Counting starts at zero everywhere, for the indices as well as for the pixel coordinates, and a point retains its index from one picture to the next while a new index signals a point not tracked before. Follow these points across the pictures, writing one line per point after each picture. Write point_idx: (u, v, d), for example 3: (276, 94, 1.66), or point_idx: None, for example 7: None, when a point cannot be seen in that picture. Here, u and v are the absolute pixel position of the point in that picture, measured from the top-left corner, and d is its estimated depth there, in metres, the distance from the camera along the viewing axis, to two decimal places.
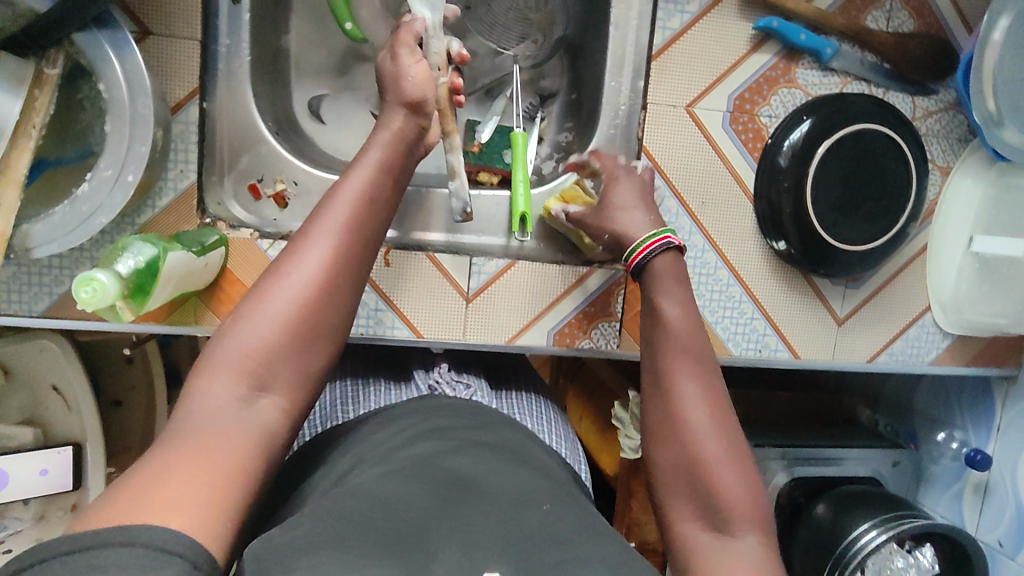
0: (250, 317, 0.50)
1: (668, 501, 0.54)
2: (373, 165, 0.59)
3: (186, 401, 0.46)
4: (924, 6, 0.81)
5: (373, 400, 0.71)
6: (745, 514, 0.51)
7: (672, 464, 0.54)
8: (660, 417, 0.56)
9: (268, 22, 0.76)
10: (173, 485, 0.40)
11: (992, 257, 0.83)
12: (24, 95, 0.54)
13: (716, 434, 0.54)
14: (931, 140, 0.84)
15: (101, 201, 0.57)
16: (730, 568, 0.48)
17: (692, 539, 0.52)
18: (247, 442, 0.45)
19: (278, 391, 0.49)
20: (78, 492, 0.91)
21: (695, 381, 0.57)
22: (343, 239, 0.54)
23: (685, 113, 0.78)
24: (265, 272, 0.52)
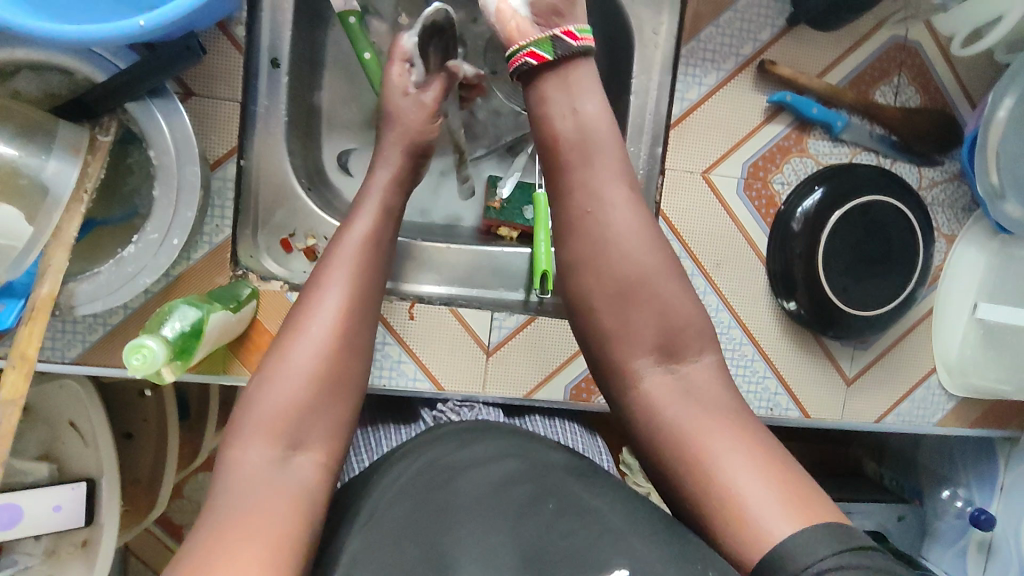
0: (275, 377, 0.53)
1: (624, 333, 0.57)
2: (370, 210, 0.63)
3: (223, 472, 0.49)
4: (931, 82, 0.84)
5: (386, 443, 0.70)
6: (696, 333, 0.57)
7: (606, 285, 0.57)
8: (596, 262, 0.57)
9: (304, 80, 0.79)
10: (222, 560, 0.42)
11: (994, 325, 0.85)
12: (79, 163, 0.57)
13: (642, 238, 0.57)
14: (937, 209, 0.87)
15: (146, 263, 0.60)
16: (690, 406, 0.53)
17: (648, 378, 0.56)
18: (289, 498, 0.47)
19: (311, 447, 0.51)
20: (91, 528, 0.89)
21: (629, 210, 0.57)
22: (351, 288, 0.58)
23: (701, 179, 0.81)
24: (284, 329, 0.55)
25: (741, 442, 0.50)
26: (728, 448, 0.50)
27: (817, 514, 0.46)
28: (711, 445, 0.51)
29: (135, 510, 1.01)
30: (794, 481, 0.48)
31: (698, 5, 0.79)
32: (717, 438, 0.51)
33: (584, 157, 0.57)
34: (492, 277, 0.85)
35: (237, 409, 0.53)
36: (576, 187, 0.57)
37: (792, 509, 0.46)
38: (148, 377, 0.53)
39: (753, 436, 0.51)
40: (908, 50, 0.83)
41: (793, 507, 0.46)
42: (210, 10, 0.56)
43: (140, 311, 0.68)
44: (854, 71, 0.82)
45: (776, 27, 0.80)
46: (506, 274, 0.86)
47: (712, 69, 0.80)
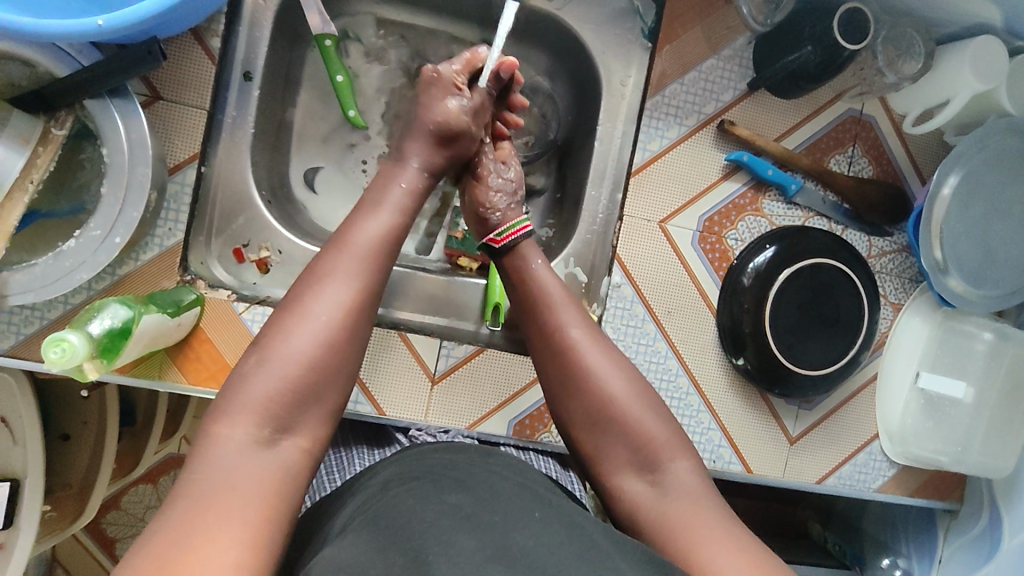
0: (271, 361, 0.51)
1: (603, 453, 0.59)
2: (386, 205, 0.62)
3: (203, 444, 0.47)
4: (884, 155, 0.88)
5: (358, 463, 0.72)
6: (672, 449, 0.58)
7: (584, 414, 0.59)
8: (576, 386, 0.60)
9: (276, 96, 0.81)
10: (202, 540, 0.41)
11: (935, 394, 0.87)
12: (28, 153, 0.58)
13: (615, 370, 0.60)
14: (885, 278, 0.89)
15: (84, 259, 0.60)
16: (674, 508, 0.54)
17: (629, 486, 0.57)
18: (271, 481, 0.46)
19: (300, 432, 0.50)
20: (8, 531, 0.84)
21: (598, 347, 0.61)
22: (359, 281, 0.56)
23: (658, 228, 0.83)
24: (287, 311, 0.53)
25: (723, 534, 0.51)
26: (709, 534, 0.51)
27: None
28: (697, 536, 0.51)
29: (62, 517, 0.97)
30: (768, 571, 0.48)
31: (664, 64, 0.83)
32: (704, 530, 0.52)
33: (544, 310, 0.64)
34: (445, 306, 0.86)
35: (226, 382, 0.51)
36: (544, 329, 0.63)
37: None
38: (68, 373, 0.53)
39: (732, 531, 0.52)
40: (863, 124, 0.87)
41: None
42: (174, 20, 0.59)
43: (78, 308, 0.67)
44: (810, 139, 0.86)
45: (737, 90, 0.84)
46: (461, 305, 0.85)
47: (674, 124, 0.83)
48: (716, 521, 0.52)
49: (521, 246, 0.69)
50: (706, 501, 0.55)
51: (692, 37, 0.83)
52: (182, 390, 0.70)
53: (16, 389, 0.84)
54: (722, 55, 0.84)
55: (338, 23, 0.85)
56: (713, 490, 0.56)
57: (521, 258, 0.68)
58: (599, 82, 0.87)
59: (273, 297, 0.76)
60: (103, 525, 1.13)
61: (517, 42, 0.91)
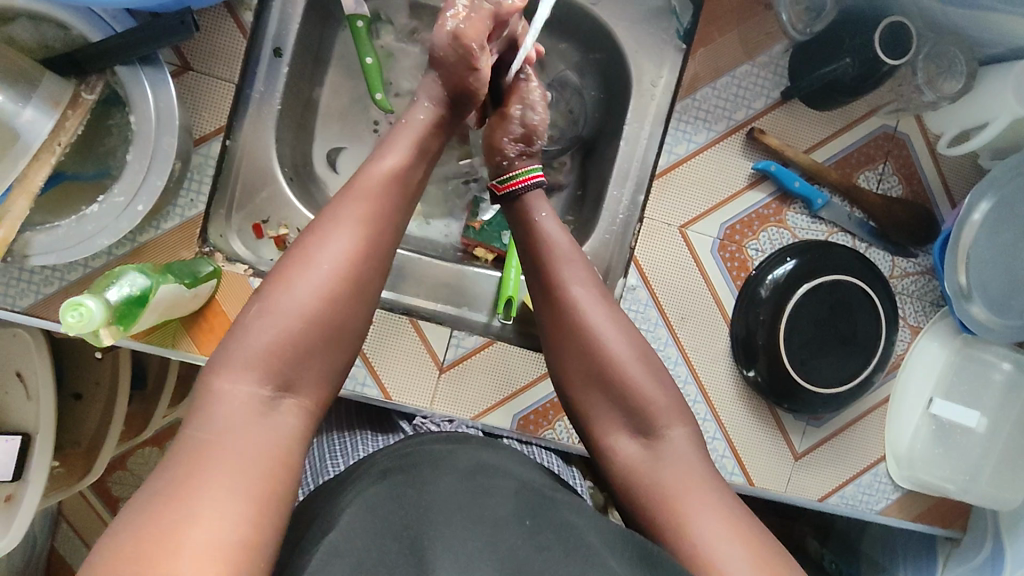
0: (273, 309, 0.50)
1: (599, 412, 0.59)
2: (406, 147, 0.60)
3: (205, 403, 0.46)
4: (914, 175, 0.86)
5: (361, 448, 0.72)
6: (669, 415, 0.58)
7: (584, 370, 0.59)
8: (575, 348, 0.60)
9: (304, 74, 0.81)
10: (202, 514, 0.40)
11: (947, 421, 0.86)
12: (57, 116, 0.59)
13: (616, 334, 0.60)
14: (905, 299, 0.88)
15: (106, 225, 0.60)
16: (667, 473, 0.55)
17: (623, 449, 0.57)
18: (274, 450, 0.45)
19: (301, 392, 0.49)
20: (17, 483, 0.86)
21: (599, 306, 0.60)
22: (361, 232, 0.53)
23: (678, 233, 0.82)
24: (289, 259, 0.52)
25: (716, 505, 0.52)
26: (703, 502, 0.52)
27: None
28: (687, 507, 0.52)
29: (69, 473, 0.99)
30: (760, 546, 0.50)
31: (697, 66, 0.81)
32: (695, 501, 0.52)
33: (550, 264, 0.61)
34: (458, 296, 0.86)
35: (230, 332, 0.50)
36: (547, 283, 0.62)
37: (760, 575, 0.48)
38: (85, 337, 0.54)
39: (724, 501, 0.53)
40: (895, 142, 0.86)
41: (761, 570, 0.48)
42: None
43: (97, 272, 0.68)
44: (840, 153, 0.85)
45: (771, 98, 0.83)
46: (474, 296, 0.85)
47: (703, 128, 0.82)
48: (708, 487, 0.54)
49: (526, 195, 0.65)
50: (700, 469, 0.55)
51: (728, 42, 0.82)
52: (193, 360, 0.70)
53: (32, 346, 0.86)
54: (757, 61, 0.82)
55: (370, 4, 0.84)
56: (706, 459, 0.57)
57: (522, 210, 0.65)
58: (629, 80, 0.86)
59: None
60: (108, 484, 1.15)
61: (549, 34, 0.90)
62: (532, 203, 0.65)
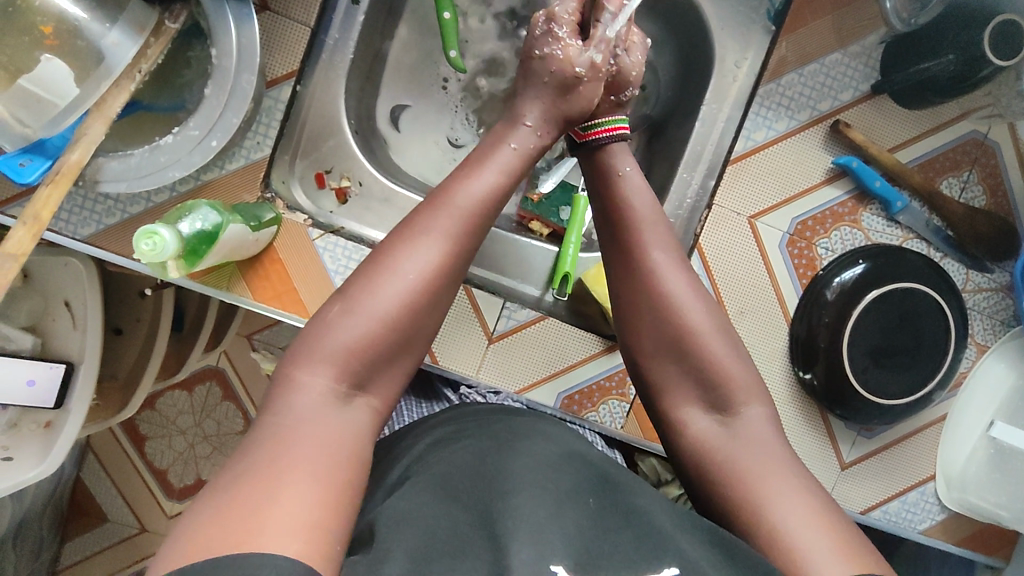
0: (356, 312, 0.49)
1: (673, 382, 0.58)
2: (497, 164, 0.58)
3: (283, 393, 0.46)
4: (1000, 186, 0.82)
5: (406, 416, 0.73)
6: (746, 392, 0.56)
7: (661, 336, 0.58)
8: (652, 314, 0.58)
9: (378, 25, 0.79)
10: (281, 494, 0.40)
11: (1006, 446, 0.83)
12: (141, 41, 0.58)
13: (699, 310, 0.58)
14: (975, 316, 0.84)
15: (179, 157, 0.59)
16: (743, 450, 0.53)
17: (695, 422, 0.57)
18: (349, 441, 0.45)
19: (372, 391, 0.49)
20: (58, 411, 0.87)
21: (679, 274, 0.59)
22: (450, 244, 0.52)
23: (747, 223, 0.79)
24: (377, 262, 0.51)
25: (794, 488, 0.50)
26: (781, 481, 0.50)
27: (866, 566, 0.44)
28: (763, 486, 0.50)
29: (106, 405, 1.00)
30: (844, 534, 0.47)
31: (785, 49, 0.78)
32: (770, 480, 0.50)
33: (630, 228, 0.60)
34: (513, 267, 0.84)
35: (308, 327, 0.49)
36: (628, 246, 0.60)
37: (843, 556, 0.45)
38: (153, 266, 0.53)
39: (803, 483, 0.51)
40: (985, 149, 0.81)
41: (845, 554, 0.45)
42: None
43: (161, 207, 0.67)
44: (925, 155, 0.80)
45: (859, 90, 0.79)
46: (528, 269, 0.84)
47: (785, 116, 0.79)
48: (786, 467, 0.52)
49: (611, 145, 0.66)
50: (776, 450, 0.53)
51: (821, 27, 0.78)
52: (246, 305, 0.70)
53: (85, 276, 0.86)
54: (849, 50, 0.78)
55: None
56: (782, 439, 0.55)
57: (607, 163, 0.65)
58: (710, 60, 0.82)
59: (346, 229, 0.76)
60: (137, 421, 1.17)
61: None
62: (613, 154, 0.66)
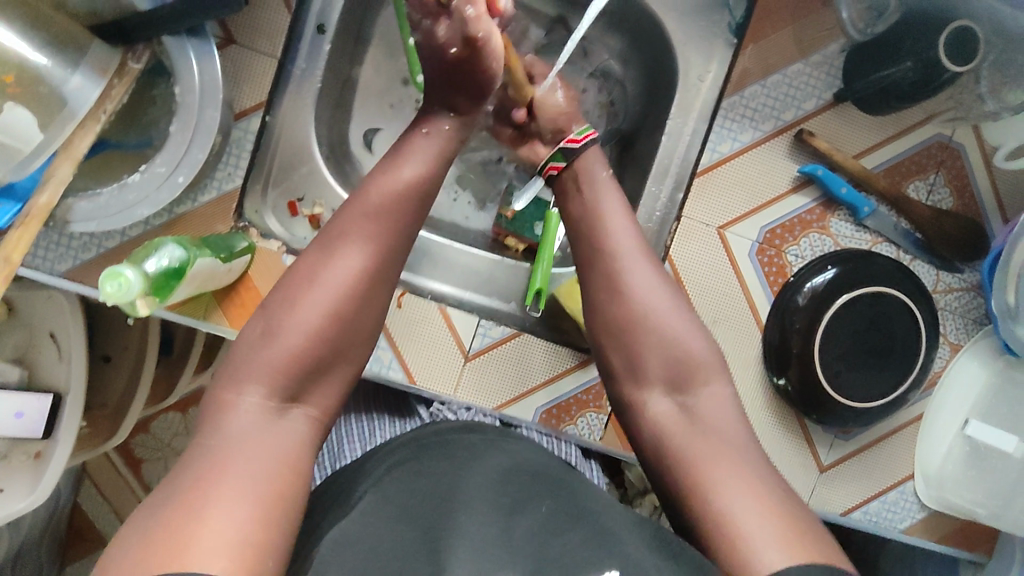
0: (284, 321, 0.53)
1: (634, 367, 0.59)
2: (423, 154, 0.62)
3: (218, 412, 0.49)
4: (967, 188, 0.83)
5: (378, 434, 0.72)
6: (708, 373, 0.58)
7: (623, 321, 0.60)
8: (616, 300, 0.61)
9: (346, 52, 0.81)
10: (212, 510, 0.42)
11: (982, 445, 0.84)
12: (104, 83, 0.59)
13: (662, 295, 0.60)
14: (947, 316, 0.85)
15: (148, 195, 0.61)
16: (698, 434, 0.55)
17: (655, 406, 0.58)
18: (285, 452, 0.48)
19: (309, 401, 0.53)
20: (46, 442, 0.87)
21: (643, 263, 0.62)
22: (373, 248, 0.56)
23: (716, 234, 0.80)
24: (301, 278, 0.55)
25: (744, 473, 0.51)
26: (736, 463, 0.52)
27: (807, 550, 0.46)
28: (711, 473, 0.51)
29: (95, 433, 1.00)
30: (789, 520, 0.48)
31: (747, 61, 0.79)
32: (719, 465, 0.52)
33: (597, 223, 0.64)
34: (488, 285, 0.85)
35: (237, 346, 0.53)
36: (596, 240, 0.63)
37: (784, 543, 0.46)
38: (122, 309, 0.53)
39: (756, 469, 0.52)
40: (949, 152, 0.82)
41: (786, 539, 0.46)
42: None
43: (135, 241, 0.68)
44: (891, 160, 0.82)
45: (822, 99, 0.80)
46: (503, 286, 0.85)
47: (749, 127, 0.80)
48: (742, 450, 0.53)
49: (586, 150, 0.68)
50: (735, 433, 0.55)
51: (781, 38, 0.79)
52: (221, 333, 0.70)
53: (67, 308, 0.87)
54: (810, 60, 0.79)
55: None
56: (742, 421, 0.57)
57: (581, 165, 0.68)
58: (675, 73, 0.83)
59: None
60: (131, 446, 1.18)
61: (597, 26, 0.89)
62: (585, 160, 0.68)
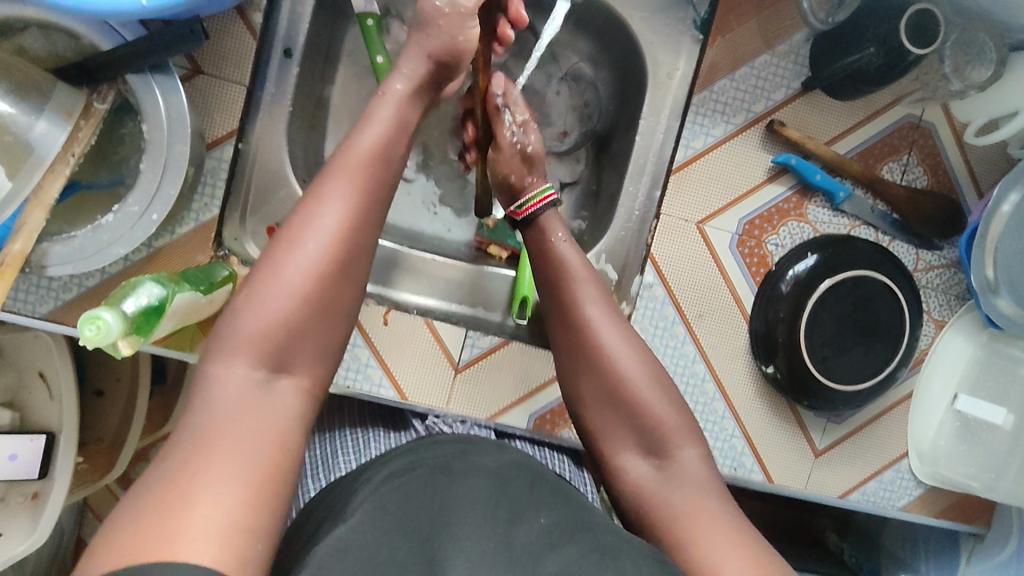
0: (267, 289, 0.51)
1: (609, 433, 0.59)
2: (383, 120, 0.61)
3: (202, 386, 0.48)
4: (940, 165, 0.84)
5: (373, 446, 0.72)
6: (680, 435, 0.58)
7: (596, 389, 0.60)
8: (587, 367, 0.60)
9: (316, 73, 0.80)
10: (201, 495, 0.41)
11: (972, 418, 0.84)
12: (70, 126, 0.59)
13: (632, 358, 0.60)
14: (930, 293, 0.86)
15: (121, 234, 0.61)
16: (676, 493, 0.55)
17: (633, 470, 0.58)
18: (274, 425, 0.47)
19: (298, 370, 0.51)
20: (43, 481, 0.86)
21: (612, 325, 0.61)
22: (354, 202, 0.55)
23: (696, 229, 0.81)
24: (277, 239, 0.53)
25: (726, 527, 0.51)
26: (714, 520, 0.52)
27: None
28: (694, 527, 0.51)
29: (92, 469, 1.00)
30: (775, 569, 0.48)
31: (715, 55, 0.79)
32: (701, 520, 0.52)
33: (567, 286, 0.63)
34: (473, 295, 0.85)
35: (223, 313, 0.52)
36: (567, 310, 0.62)
37: None
38: (103, 350, 0.54)
39: (737, 524, 0.52)
40: (920, 131, 0.83)
41: None
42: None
43: (115, 277, 0.68)
44: (863, 144, 0.82)
45: (791, 89, 0.80)
46: (489, 295, 0.85)
47: (721, 121, 0.80)
48: (720, 508, 0.53)
49: (543, 212, 0.69)
50: (711, 493, 0.54)
51: (747, 31, 0.79)
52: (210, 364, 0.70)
53: (54, 347, 0.86)
54: (776, 51, 0.80)
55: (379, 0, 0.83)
56: (720, 482, 0.56)
57: (542, 229, 0.67)
58: (644, 72, 0.84)
59: None
60: (130, 477, 1.17)
61: (564, 30, 0.89)
62: (541, 225, 0.68)
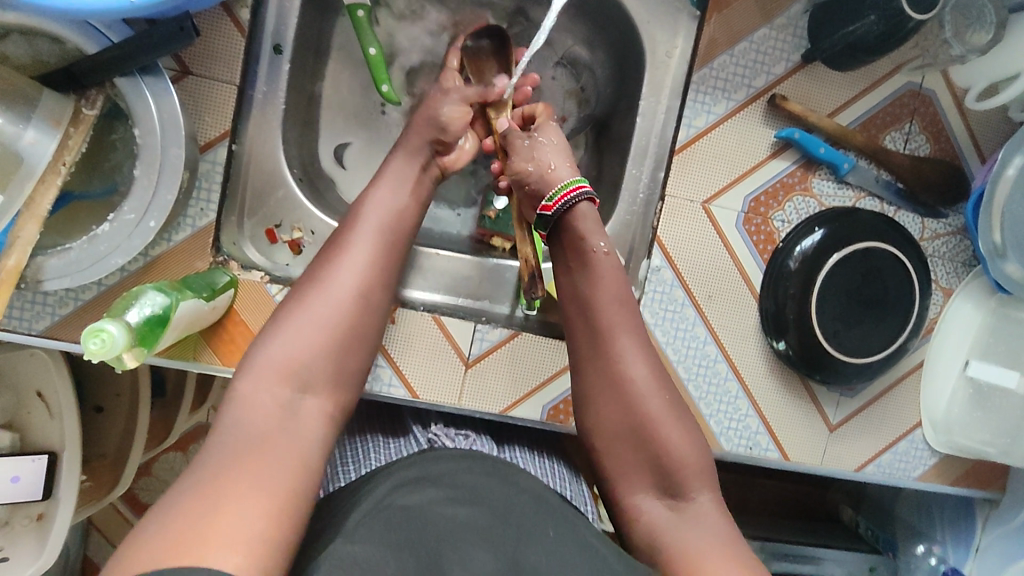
0: (294, 319, 0.53)
1: (627, 471, 0.59)
2: (400, 177, 0.66)
3: (228, 405, 0.48)
4: (942, 132, 0.83)
5: (374, 457, 0.66)
6: (698, 479, 0.57)
7: (620, 423, 0.59)
8: (614, 400, 0.60)
9: (306, 69, 0.78)
10: (224, 506, 0.40)
11: (986, 385, 0.83)
12: (59, 134, 0.57)
13: (658, 394, 0.59)
14: (936, 262, 0.85)
15: (119, 244, 0.59)
16: (691, 535, 0.54)
17: (648, 510, 0.57)
18: (301, 444, 0.47)
19: (321, 393, 0.51)
20: (48, 502, 0.84)
21: (641, 357, 0.60)
22: (376, 246, 0.59)
23: (701, 209, 0.80)
24: (306, 279, 0.55)
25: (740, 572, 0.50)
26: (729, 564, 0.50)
27: None
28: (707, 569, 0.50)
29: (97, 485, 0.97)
30: None
31: (713, 31, 0.78)
32: (715, 563, 0.50)
33: (596, 313, 0.61)
34: (479, 288, 0.84)
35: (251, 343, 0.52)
36: (597, 340, 0.61)
37: None
38: (108, 363, 0.52)
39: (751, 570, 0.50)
40: (921, 99, 0.82)
41: None
42: None
43: (113, 289, 0.66)
44: (865, 115, 0.81)
45: (790, 62, 0.79)
46: (495, 287, 0.84)
47: (722, 98, 0.79)
48: (736, 553, 0.52)
49: (579, 204, 0.66)
50: (727, 538, 0.53)
51: (744, 5, 0.78)
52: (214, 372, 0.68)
53: (52, 364, 0.84)
54: (775, 24, 0.79)
55: None
56: (737, 528, 0.55)
57: (579, 229, 0.65)
58: (641, 52, 0.82)
59: None
60: (135, 492, 1.15)
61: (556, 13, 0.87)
62: (573, 224, 0.65)
